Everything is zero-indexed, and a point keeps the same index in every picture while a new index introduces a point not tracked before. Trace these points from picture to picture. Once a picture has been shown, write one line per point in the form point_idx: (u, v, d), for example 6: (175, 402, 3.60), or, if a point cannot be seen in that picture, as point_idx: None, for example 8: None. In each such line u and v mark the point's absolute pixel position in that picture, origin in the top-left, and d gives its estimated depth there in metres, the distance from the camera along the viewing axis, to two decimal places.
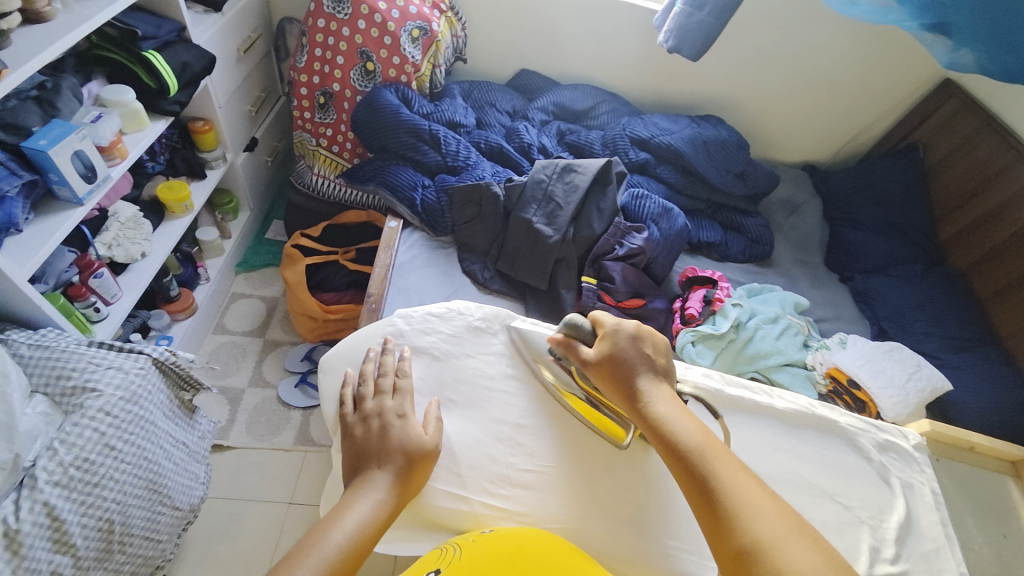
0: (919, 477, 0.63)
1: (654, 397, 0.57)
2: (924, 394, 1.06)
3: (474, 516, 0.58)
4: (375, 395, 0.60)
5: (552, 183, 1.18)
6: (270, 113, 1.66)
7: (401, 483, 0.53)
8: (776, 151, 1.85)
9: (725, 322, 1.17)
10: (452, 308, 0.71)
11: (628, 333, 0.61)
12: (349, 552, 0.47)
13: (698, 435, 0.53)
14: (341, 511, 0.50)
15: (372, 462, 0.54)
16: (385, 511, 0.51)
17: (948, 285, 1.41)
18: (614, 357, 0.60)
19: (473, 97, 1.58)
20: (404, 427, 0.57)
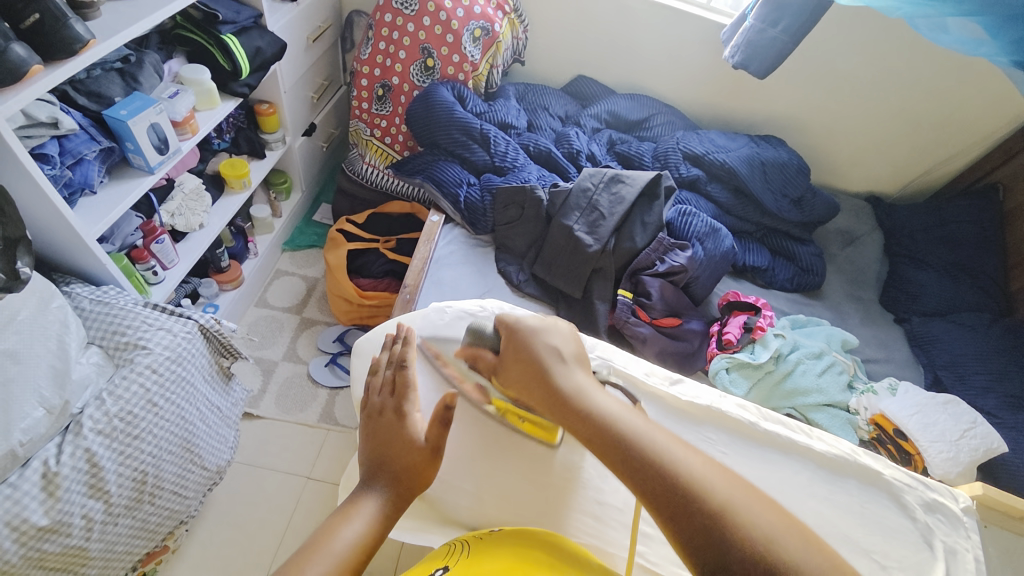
0: (965, 543, 0.58)
1: (565, 376, 0.56)
2: (977, 453, 0.98)
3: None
4: (379, 391, 0.59)
5: (598, 192, 1.17)
6: (331, 100, 1.73)
7: (407, 485, 0.53)
8: (837, 179, 1.76)
9: (764, 352, 1.12)
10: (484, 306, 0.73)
11: (531, 324, 0.62)
12: (358, 550, 0.46)
13: (624, 410, 0.52)
14: (352, 509, 0.50)
15: (374, 461, 0.54)
16: (390, 511, 0.51)
17: (1017, 340, 1.30)
18: (523, 349, 0.59)
19: (527, 99, 1.58)
20: (404, 427, 0.56)
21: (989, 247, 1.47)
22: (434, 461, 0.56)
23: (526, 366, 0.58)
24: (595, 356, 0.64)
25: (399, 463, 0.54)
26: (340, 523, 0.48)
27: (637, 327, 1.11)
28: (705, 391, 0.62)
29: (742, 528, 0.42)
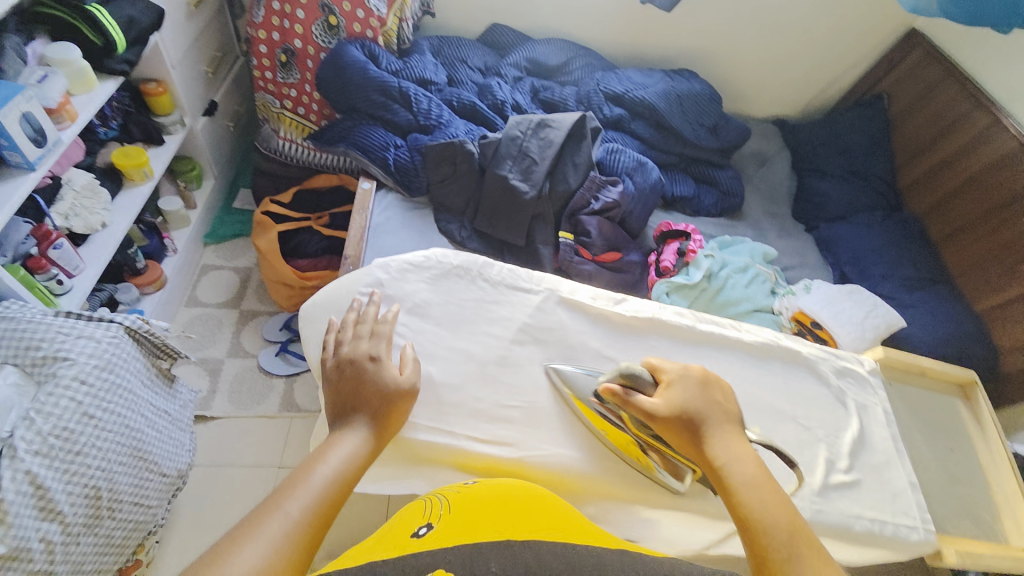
0: (873, 398, 0.67)
1: (721, 452, 0.49)
2: (880, 329, 1.15)
3: (461, 449, 0.53)
4: (352, 338, 0.50)
5: (527, 139, 1.17)
6: (227, 73, 1.57)
7: (384, 428, 0.46)
8: (747, 105, 1.87)
9: (698, 272, 1.21)
10: (429, 256, 0.60)
11: (697, 379, 0.53)
12: (337, 490, 0.41)
13: (776, 508, 0.45)
14: (324, 450, 0.43)
15: (348, 403, 0.46)
16: (369, 455, 0.44)
17: (905, 230, 1.52)
18: (680, 409, 0.51)
19: (443, 53, 1.52)
20: (379, 371, 0.48)
21: (880, 152, 1.65)
22: (412, 401, 0.49)
23: (681, 427, 0.51)
24: (542, 288, 0.62)
25: (371, 406, 0.46)
26: (314, 462, 0.42)
27: (581, 265, 1.15)
28: (646, 304, 0.65)
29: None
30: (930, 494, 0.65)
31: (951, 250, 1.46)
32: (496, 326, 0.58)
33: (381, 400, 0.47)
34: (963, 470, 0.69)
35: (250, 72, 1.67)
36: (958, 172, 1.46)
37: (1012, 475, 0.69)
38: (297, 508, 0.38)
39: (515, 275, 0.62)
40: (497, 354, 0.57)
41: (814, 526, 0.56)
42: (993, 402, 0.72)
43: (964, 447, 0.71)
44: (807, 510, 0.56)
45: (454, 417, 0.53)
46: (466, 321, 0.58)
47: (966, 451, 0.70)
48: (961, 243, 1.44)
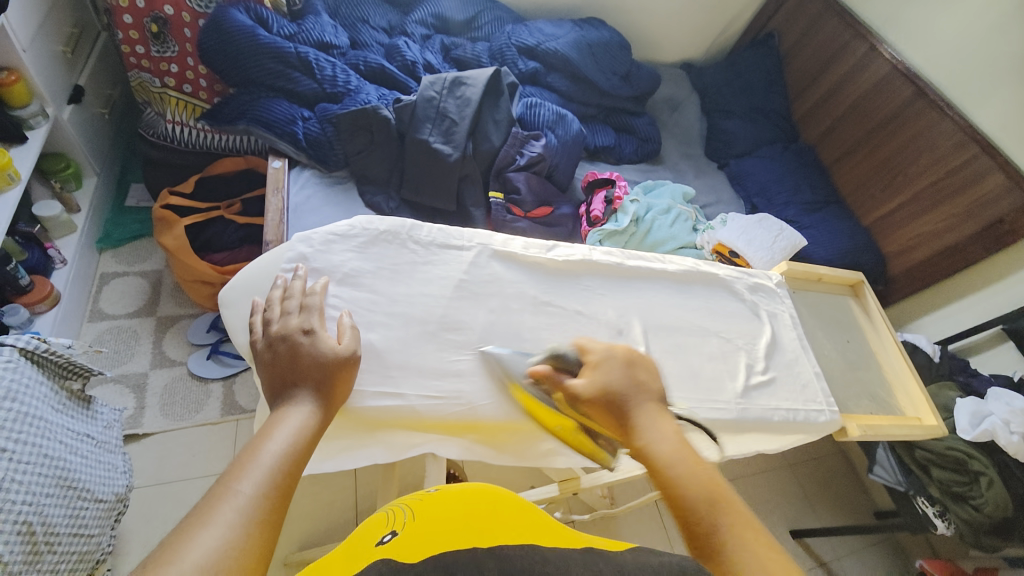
0: (781, 306, 0.76)
1: (647, 428, 0.48)
2: (786, 250, 1.32)
3: (415, 412, 0.51)
4: (281, 317, 0.48)
5: (444, 99, 1.14)
6: (88, 52, 1.36)
7: (330, 398, 0.45)
8: (656, 52, 1.92)
9: (626, 217, 1.29)
10: (354, 224, 0.57)
11: (621, 357, 0.52)
12: (290, 464, 0.39)
13: (697, 476, 0.44)
14: (268, 428, 0.41)
15: (287, 379, 0.44)
16: (318, 426, 0.43)
17: (802, 158, 1.68)
18: (602, 389, 0.49)
19: (341, 13, 1.41)
20: (315, 343, 0.46)
21: (775, 88, 1.79)
22: (355, 369, 0.48)
23: (601, 409, 0.49)
24: (475, 243, 0.62)
25: (312, 376, 0.44)
26: (260, 439, 0.40)
27: (515, 223, 1.16)
28: (577, 248, 0.67)
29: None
30: (834, 381, 0.73)
31: (841, 172, 1.63)
32: (433, 285, 0.57)
33: (321, 369, 0.45)
34: (861, 358, 0.79)
35: (118, 49, 1.46)
36: (842, 100, 1.62)
37: (899, 355, 0.78)
38: (250, 486, 0.37)
39: (446, 233, 0.61)
40: (439, 315, 0.55)
41: (741, 422, 0.63)
42: (877, 295, 0.83)
43: (858, 335, 0.81)
44: (735, 410, 0.63)
45: (401, 378, 0.51)
46: (403, 288, 0.56)
47: (860, 339, 0.81)
48: (848, 165, 1.61)
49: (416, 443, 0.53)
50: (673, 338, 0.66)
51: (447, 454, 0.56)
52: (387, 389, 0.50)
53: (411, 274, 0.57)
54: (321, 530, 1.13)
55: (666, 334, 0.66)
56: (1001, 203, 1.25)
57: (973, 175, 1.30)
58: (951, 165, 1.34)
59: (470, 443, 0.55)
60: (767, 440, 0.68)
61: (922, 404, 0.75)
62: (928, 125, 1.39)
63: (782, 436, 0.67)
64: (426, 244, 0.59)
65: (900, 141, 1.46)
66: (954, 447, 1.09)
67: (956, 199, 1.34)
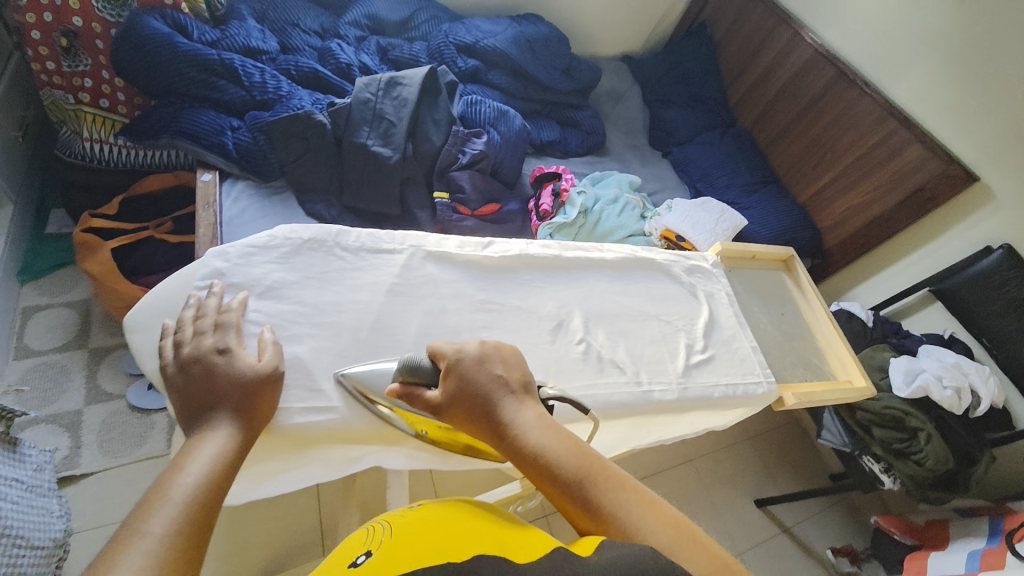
0: (717, 286, 0.78)
1: (514, 424, 0.45)
2: (728, 231, 1.39)
3: (347, 424, 0.49)
4: (194, 337, 0.45)
5: (380, 101, 1.11)
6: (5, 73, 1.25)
7: (252, 418, 0.43)
8: (596, 46, 1.96)
9: (574, 209, 1.30)
10: (275, 234, 0.55)
11: (475, 355, 0.49)
12: (205, 497, 0.37)
13: (574, 458, 0.43)
14: (182, 459, 0.39)
15: (203, 405, 0.42)
16: (238, 451, 0.41)
17: (739, 142, 1.75)
18: (461, 397, 0.46)
19: (268, 17, 1.34)
20: (231, 363, 0.44)
21: (710, 76, 1.87)
22: (281, 385, 0.47)
23: (469, 415, 0.46)
24: (407, 246, 0.61)
25: (230, 398, 0.42)
26: (169, 473, 0.37)
27: (463, 222, 1.15)
28: (513, 243, 0.67)
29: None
30: (770, 352, 0.76)
31: (777, 154, 1.70)
32: (363, 291, 0.55)
33: (241, 390, 0.43)
34: (794, 329, 0.82)
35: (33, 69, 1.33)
36: (773, 83, 1.69)
37: (830, 323, 0.82)
38: (160, 524, 0.34)
39: (376, 237, 0.60)
40: (371, 322, 0.54)
41: (683, 402, 0.64)
42: (806, 267, 0.86)
43: (791, 308, 0.85)
44: (676, 389, 0.64)
45: (334, 391, 0.49)
46: (330, 296, 0.54)
47: (793, 311, 0.84)
48: (783, 146, 1.68)
49: (359, 454, 0.52)
50: (613, 325, 0.67)
51: (390, 462, 0.55)
52: (318, 402, 0.48)
53: (339, 281, 0.55)
54: (284, 553, 1.09)
55: (606, 321, 0.67)
56: (921, 172, 1.33)
57: (895, 148, 1.38)
58: (874, 140, 1.42)
59: (411, 448, 0.53)
60: (709, 416, 0.70)
61: (852, 367, 0.79)
62: (852, 103, 1.47)
63: (724, 411, 0.70)
64: (354, 251, 0.58)
65: (829, 121, 1.53)
66: (892, 407, 1.14)
67: (881, 171, 1.41)
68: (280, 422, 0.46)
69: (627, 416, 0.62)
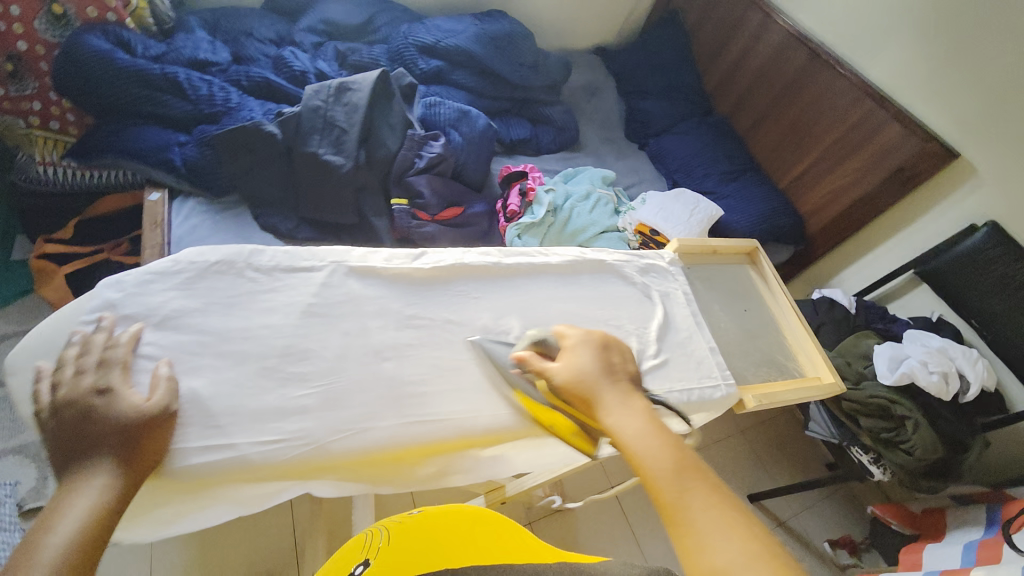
0: (674, 284, 0.74)
1: (619, 410, 0.50)
2: (704, 222, 1.35)
3: (247, 462, 0.45)
4: (75, 376, 0.43)
5: (331, 108, 1.08)
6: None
7: (136, 461, 0.41)
8: (568, 39, 1.91)
9: (541, 208, 1.27)
10: (178, 259, 0.51)
11: (597, 344, 0.55)
12: (71, 560, 0.36)
13: (667, 452, 0.46)
14: (53, 514, 0.37)
15: (77, 455, 0.40)
16: (114, 504, 0.39)
17: (717, 130, 1.70)
18: (579, 374, 0.51)
19: (221, 28, 1.30)
20: (109, 405, 0.42)
21: (686, 64, 1.82)
22: (172, 424, 0.44)
23: (580, 392, 0.50)
24: (328, 262, 0.57)
25: (103, 447, 0.40)
26: (36, 534, 0.36)
27: (423, 228, 1.11)
28: (446, 253, 0.63)
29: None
30: (728, 351, 0.73)
31: (756, 140, 1.65)
32: (273, 315, 0.52)
33: (119, 433, 0.41)
34: (757, 324, 0.78)
35: None
36: (749, 67, 1.64)
37: (796, 317, 0.79)
38: None
39: (293, 255, 0.56)
40: (281, 347, 0.50)
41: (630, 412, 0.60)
42: (770, 258, 0.82)
43: (756, 303, 0.81)
44: None
45: (233, 427, 0.46)
46: (234, 323, 0.50)
47: (759, 307, 0.81)
48: (762, 131, 1.63)
49: (276, 489, 0.48)
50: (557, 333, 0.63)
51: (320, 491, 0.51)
52: (212, 441, 0.44)
53: (246, 306, 0.52)
54: None
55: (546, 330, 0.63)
56: (902, 151, 1.28)
57: (873, 128, 1.33)
58: (852, 120, 1.37)
59: (337, 477, 0.50)
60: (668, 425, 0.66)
61: (820, 363, 0.75)
62: (828, 84, 1.42)
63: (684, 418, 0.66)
64: (263, 275, 0.54)
65: (806, 103, 1.48)
66: (877, 395, 1.09)
67: (861, 152, 1.36)
68: (173, 463, 0.43)
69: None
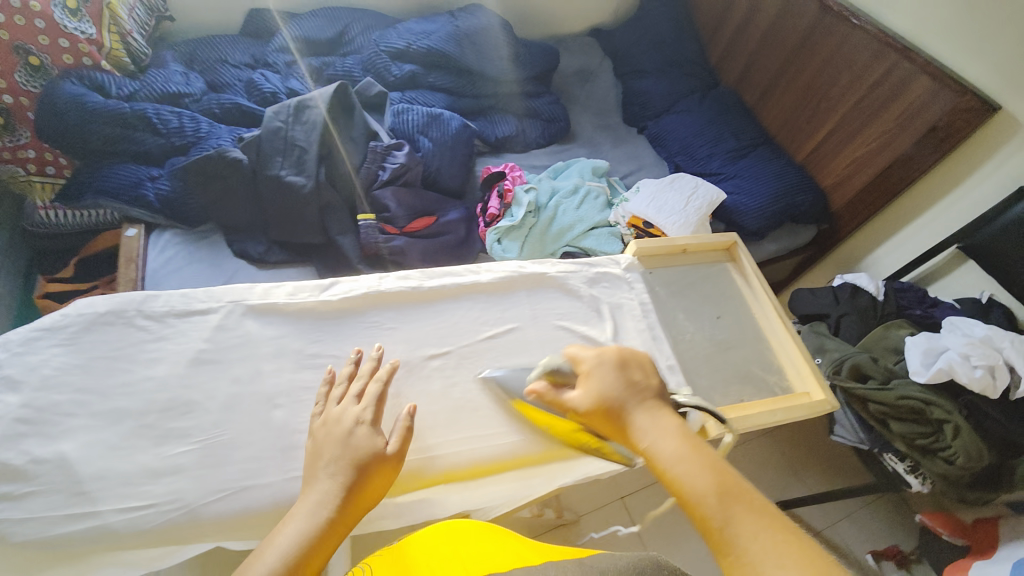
0: (628, 294, 0.70)
1: (649, 429, 0.50)
2: (703, 209, 1.21)
3: (107, 531, 0.47)
4: (340, 399, 0.54)
5: (291, 128, 1.05)
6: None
7: (359, 487, 0.48)
8: (559, 24, 1.80)
9: (520, 210, 1.19)
10: (64, 315, 0.53)
11: (613, 362, 0.55)
12: (303, 553, 0.43)
13: (705, 471, 0.45)
14: (294, 512, 0.46)
15: (321, 461, 0.49)
16: (330, 519, 0.46)
17: (723, 104, 1.54)
18: (597, 400, 0.52)
19: (197, 59, 1.31)
20: (365, 433, 0.51)
21: (685, 36, 1.67)
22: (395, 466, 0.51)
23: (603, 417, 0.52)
24: (225, 303, 0.58)
25: (335, 456, 0.49)
26: (275, 529, 0.44)
27: (391, 242, 1.08)
28: (357, 282, 0.62)
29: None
30: (690, 364, 0.68)
31: (767, 110, 1.49)
32: (159, 366, 0.53)
33: (354, 468, 0.49)
34: (733, 334, 0.74)
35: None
36: (754, 31, 1.48)
37: (780, 322, 0.72)
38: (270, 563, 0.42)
39: (186, 298, 0.57)
40: (163, 402, 0.52)
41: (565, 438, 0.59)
42: (750, 253, 0.76)
43: (731, 310, 0.75)
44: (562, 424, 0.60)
45: (100, 494, 0.48)
46: (116, 379, 0.52)
47: (733, 314, 0.75)
48: (773, 100, 1.46)
49: (165, 552, 0.49)
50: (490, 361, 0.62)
51: (228, 547, 0.51)
52: (77, 509, 0.47)
53: (132, 358, 0.53)
54: None
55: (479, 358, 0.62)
56: (932, 108, 1.10)
57: (897, 84, 1.15)
58: (872, 79, 1.19)
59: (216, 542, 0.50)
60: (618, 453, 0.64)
61: (808, 377, 0.69)
62: (842, 40, 1.24)
63: None
64: (158, 320, 0.56)
65: (819, 63, 1.31)
66: (909, 396, 0.95)
67: (885, 114, 1.18)
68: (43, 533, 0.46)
69: (543, 460, 0.59)
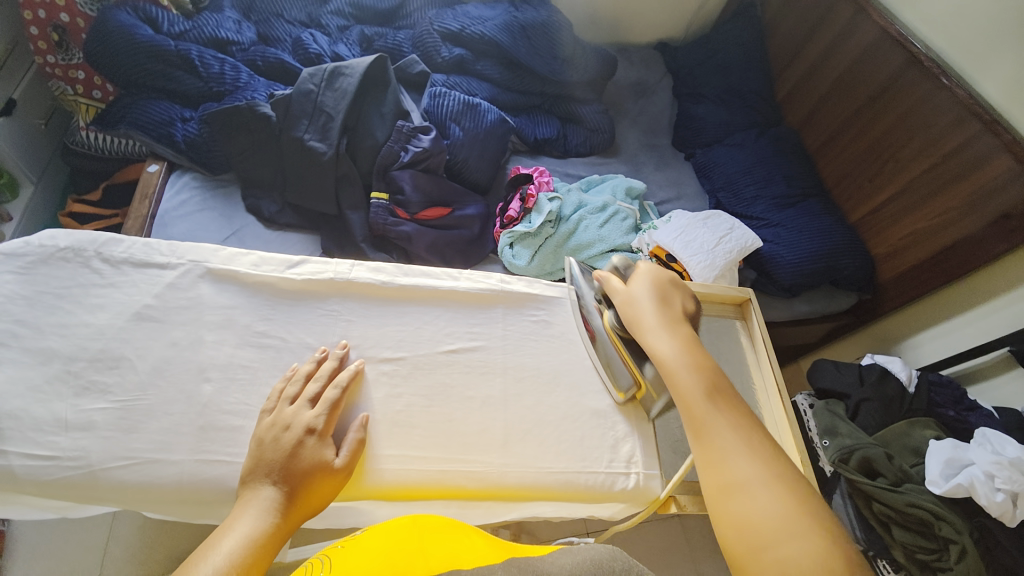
0: None
1: (661, 336, 0.56)
2: (732, 254, 1.12)
3: (9, 473, 0.49)
4: (293, 402, 0.53)
5: (322, 93, 1.03)
6: None
7: (299, 495, 0.49)
8: (625, 33, 1.72)
9: (539, 218, 1.13)
10: (24, 241, 0.57)
11: (661, 275, 0.61)
12: (248, 555, 0.44)
13: (703, 382, 0.53)
14: (234, 518, 0.47)
15: (263, 473, 0.49)
16: (271, 531, 0.47)
17: (782, 144, 1.43)
18: (630, 301, 0.60)
19: (253, 8, 1.31)
20: (317, 446, 0.51)
21: (755, 66, 1.57)
22: (342, 485, 0.51)
23: (630, 315, 0.59)
24: (185, 261, 0.60)
25: (273, 467, 0.49)
26: (222, 532, 0.45)
27: (399, 226, 1.06)
28: (322, 266, 0.63)
29: (745, 507, 0.46)
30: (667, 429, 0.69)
31: (827, 159, 1.38)
32: (102, 313, 0.56)
33: (298, 479, 0.49)
34: None
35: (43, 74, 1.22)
36: (831, 72, 1.36)
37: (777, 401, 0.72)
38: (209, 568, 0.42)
39: (147, 249, 0.60)
40: (93, 352, 0.54)
41: (516, 479, 0.56)
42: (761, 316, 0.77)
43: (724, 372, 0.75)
44: (515, 460, 0.57)
45: (9, 434, 0.50)
46: (56, 317, 0.55)
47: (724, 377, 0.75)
48: (836, 150, 1.35)
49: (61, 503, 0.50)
50: (456, 379, 0.61)
51: (141, 512, 0.53)
52: None
53: (78, 299, 0.56)
54: None
55: (444, 375, 0.61)
56: (1008, 193, 0.98)
57: (974, 158, 1.03)
58: (947, 147, 1.07)
59: (126, 505, 0.51)
60: (579, 509, 0.61)
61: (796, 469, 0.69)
62: (922, 99, 1.12)
63: (592, 505, 0.60)
64: (107, 265, 0.59)
65: (890, 120, 1.20)
66: (918, 505, 0.87)
67: (955, 188, 1.07)
68: None
69: (488, 498, 0.56)
